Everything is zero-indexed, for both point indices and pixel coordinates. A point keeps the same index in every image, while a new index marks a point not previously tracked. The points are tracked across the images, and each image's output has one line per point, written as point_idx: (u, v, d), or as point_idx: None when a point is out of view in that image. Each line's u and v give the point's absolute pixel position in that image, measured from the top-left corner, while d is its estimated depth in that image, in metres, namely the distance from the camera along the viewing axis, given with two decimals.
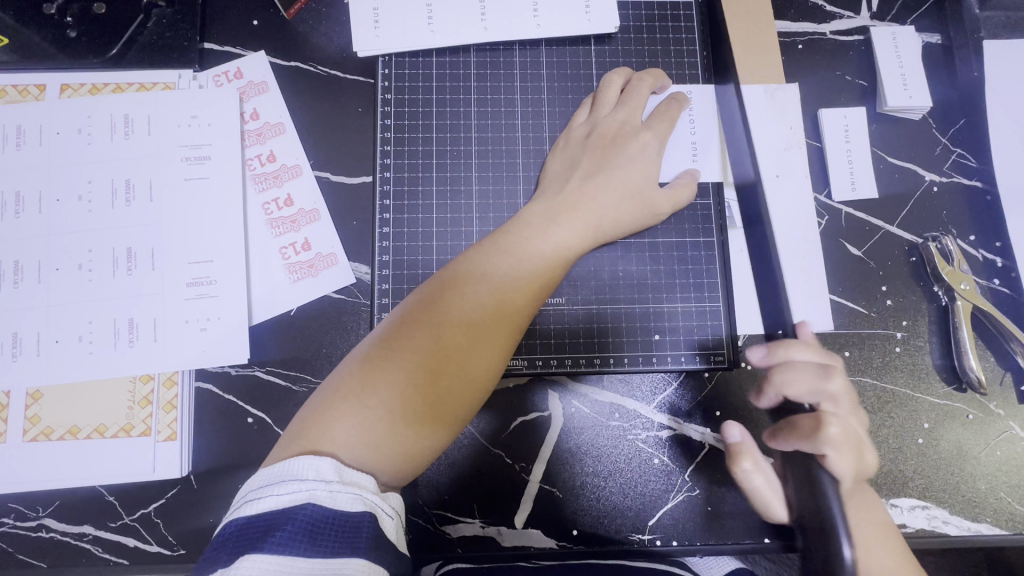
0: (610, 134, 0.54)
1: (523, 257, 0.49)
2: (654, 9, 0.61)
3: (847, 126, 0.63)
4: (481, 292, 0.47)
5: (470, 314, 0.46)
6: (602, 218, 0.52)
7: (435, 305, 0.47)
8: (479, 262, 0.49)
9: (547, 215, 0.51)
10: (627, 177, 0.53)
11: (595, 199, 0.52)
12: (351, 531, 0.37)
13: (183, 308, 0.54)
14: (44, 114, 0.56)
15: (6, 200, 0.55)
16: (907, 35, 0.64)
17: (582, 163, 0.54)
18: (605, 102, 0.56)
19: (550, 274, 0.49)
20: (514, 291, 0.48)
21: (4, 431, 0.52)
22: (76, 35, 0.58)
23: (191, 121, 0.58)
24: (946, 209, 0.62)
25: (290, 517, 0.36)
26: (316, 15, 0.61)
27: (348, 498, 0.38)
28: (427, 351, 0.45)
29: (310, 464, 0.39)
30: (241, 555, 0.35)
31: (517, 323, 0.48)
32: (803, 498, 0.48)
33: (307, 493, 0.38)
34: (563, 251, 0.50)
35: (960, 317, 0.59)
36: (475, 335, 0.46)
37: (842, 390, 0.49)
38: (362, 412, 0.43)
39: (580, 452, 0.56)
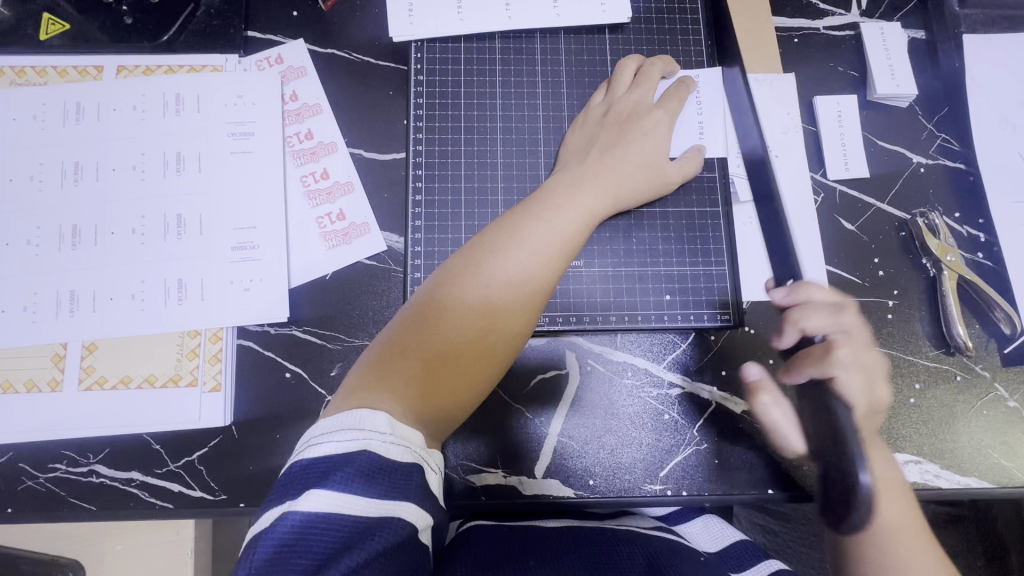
0: (625, 113, 0.59)
1: (552, 227, 0.53)
2: (663, 3, 0.66)
3: (840, 111, 0.68)
4: (513, 260, 0.51)
5: (509, 274, 0.50)
6: (620, 189, 0.57)
7: (471, 272, 0.50)
8: (511, 232, 0.52)
9: (570, 187, 0.55)
10: (641, 150, 0.58)
11: (613, 171, 0.56)
12: (402, 478, 0.41)
13: (228, 270, 0.58)
14: (103, 92, 0.61)
15: (66, 169, 0.59)
16: (894, 30, 0.70)
17: (599, 139, 0.59)
18: (620, 84, 0.61)
19: (575, 240, 0.54)
20: (544, 259, 0.52)
21: (61, 381, 0.55)
22: (132, 21, 0.64)
23: (237, 100, 0.62)
24: (933, 189, 0.67)
25: (348, 461, 0.40)
26: (352, 6, 0.66)
27: (400, 450, 0.42)
28: (465, 314, 0.49)
29: (364, 416, 0.42)
30: (306, 490, 0.39)
31: (546, 287, 0.52)
32: (825, 441, 0.56)
33: (364, 442, 0.41)
34: (589, 217, 0.55)
35: (947, 286, 0.63)
36: (509, 300, 0.50)
37: (855, 324, 0.59)
38: (409, 369, 0.46)
39: (596, 408, 0.60)
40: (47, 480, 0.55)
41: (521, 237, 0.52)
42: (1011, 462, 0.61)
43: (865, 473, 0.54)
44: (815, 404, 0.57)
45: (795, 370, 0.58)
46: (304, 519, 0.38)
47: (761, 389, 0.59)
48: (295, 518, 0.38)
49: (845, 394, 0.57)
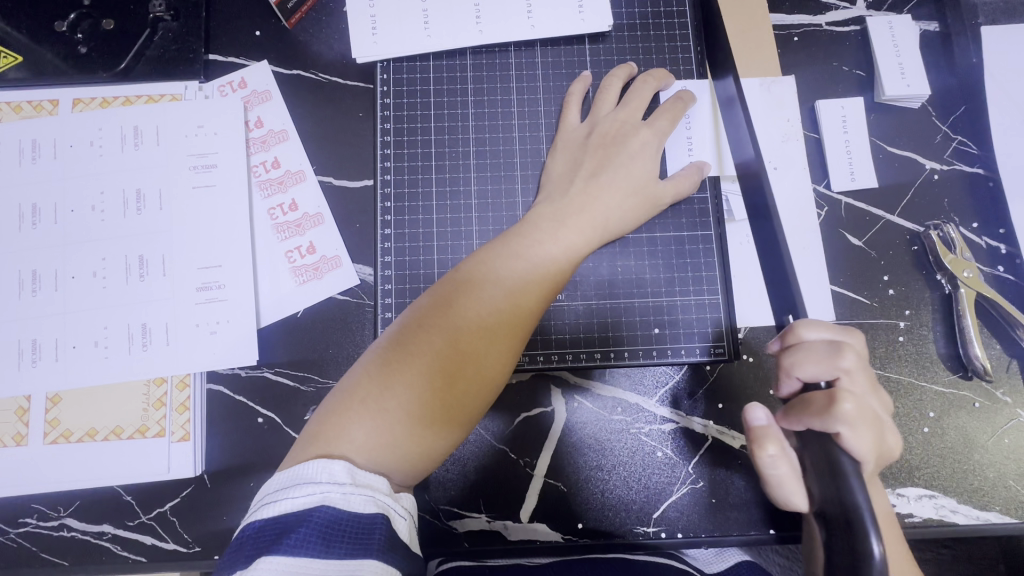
0: (610, 133, 0.55)
1: (533, 259, 0.50)
2: (647, 6, 0.61)
3: (844, 116, 0.63)
4: (493, 294, 0.48)
5: (483, 315, 0.47)
6: (607, 221, 0.52)
7: (447, 307, 0.47)
8: (491, 265, 0.49)
9: (556, 217, 0.52)
10: (628, 174, 0.54)
11: (599, 201, 0.53)
12: (365, 532, 0.37)
13: (194, 313, 0.56)
14: (59, 129, 0.58)
15: (22, 212, 0.57)
16: (904, 24, 0.64)
17: (584, 162, 0.55)
18: (604, 102, 0.57)
19: (559, 275, 0.50)
20: (524, 293, 0.48)
21: (26, 434, 0.53)
22: (87, 50, 0.61)
23: (198, 130, 0.59)
24: (948, 198, 0.62)
25: (304, 519, 0.37)
26: (316, 23, 0.63)
27: (362, 500, 0.38)
28: (442, 352, 0.46)
29: (322, 467, 0.39)
30: (257, 556, 0.35)
31: (527, 323, 0.49)
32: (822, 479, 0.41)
33: (321, 496, 0.38)
34: (572, 252, 0.51)
35: (965, 304, 0.58)
36: (488, 337, 0.47)
37: (860, 376, 0.43)
38: (376, 414, 0.43)
39: (586, 446, 0.56)
40: (19, 536, 0.53)
41: (496, 273, 0.49)
42: None
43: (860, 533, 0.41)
44: (817, 458, 0.43)
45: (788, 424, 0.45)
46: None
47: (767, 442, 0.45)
48: None
49: (853, 450, 0.41)
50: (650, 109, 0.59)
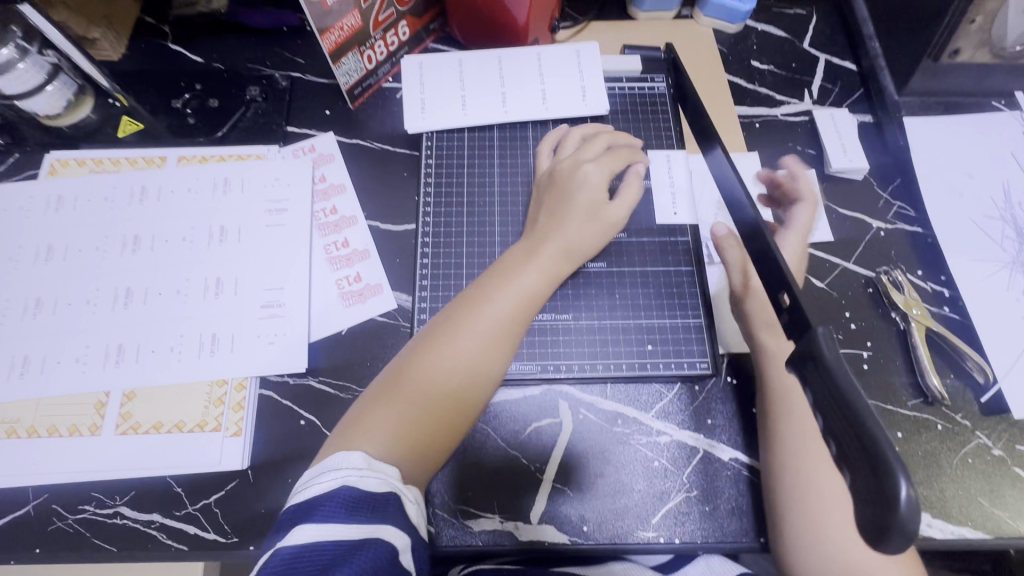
0: (568, 169, 0.68)
1: (516, 287, 0.60)
2: (636, 97, 0.78)
3: (801, 184, 0.76)
4: (480, 312, 0.58)
5: (472, 329, 0.57)
6: (573, 244, 0.63)
7: (444, 332, 0.58)
8: (483, 294, 0.59)
9: (530, 247, 0.63)
10: (585, 202, 0.65)
11: (565, 226, 0.64)
12: (379, 503, 0.46)
13: (256, 326, 0.66)
14: (164, 178, 0.73)
15: (126, 241, 0.69)
16: (843, 115, 0.80)
17: (544, 202, 0.67)
18: (566, 148, 0.71)
19: (538, 294, 0.61)
20: (512, 317, 0.59)
21: (100, 426, 0.61)
22: (194, 122, 0.77)
23: (275, 182, 0.73)
24: (894, 250, 0.74)
25: (329, 496, 0.46)
26: (376, 105, 0.79)
27: (376, 481, 0.48)
28: (440, 362, 0.56)
29: (344, 457, 0.49)
30: (294, 527, 0.44)
31: (515, 339, 0.59)
32: (826, 412, 0.40)
33: (341, 479, 0.47)
34: (546, 272, 0.61)
35: (917, 337, 0.68)
36: (480, 354, 0.57)
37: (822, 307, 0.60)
38: (394, 417, 0.53)
39: (590, 455, 0.63)
40: (75, 522, 0.59)
41: (484, 296, 0.59)
42: (1003, 511, 0.61)
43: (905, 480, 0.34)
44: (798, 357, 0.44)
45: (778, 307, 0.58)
46: (291, 552, 0.42)
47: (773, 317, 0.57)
48: (285, 551, 0.42)
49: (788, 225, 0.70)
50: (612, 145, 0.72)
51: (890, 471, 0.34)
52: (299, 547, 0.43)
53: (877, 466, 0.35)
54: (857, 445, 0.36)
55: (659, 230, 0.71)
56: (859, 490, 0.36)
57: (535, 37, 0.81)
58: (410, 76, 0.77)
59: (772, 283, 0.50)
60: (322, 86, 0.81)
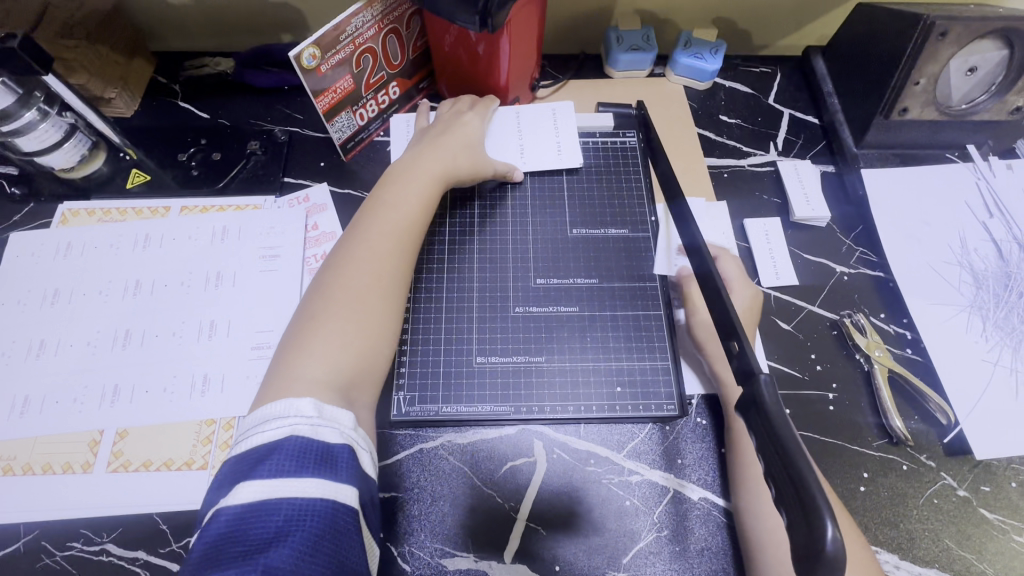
0: (444, 120, 0.79)
1: (385, 226, 0.67)
2: (610, 151, 0.84)
3: (767, 231, 0.81)
4: (375, 233, 0.66)
5: (374, 246, 0.65)
6: (460, 158, 0.75)
7: (337, 278, 0.62)
8: (353, 242, 0.65)
9: (405, 175, 0.72)
10: (462, 133, 0.78)
11: (450, 145, 0.75)
12: (331, 458, 0.48)
13: (246, 366, 0.69)
14: (167, 226, 0.78)
15: (128, 285, 0.74)
16: (806, 166, 0.85)
17: (420, 144, 0.76)
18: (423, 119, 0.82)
19: (419, 223, 0.69)
20: (392, 249, 0.65)
21: (92, 463, 0.64)
22: (198, 173, 0.83)
23: (270, 230, 0.78)
24: (858, 294, 0.77)
25: (278, 447, 0.48)
26: (367, 158, 0.85)
27: (326, 430, 0.50)
28: (355, 285, 0.61)
29: (288, 405, 0.51)
30: (241, 480, 0.46)
31: (409, 258, 0.66)
32: (769, 455, 0.42)
33: (290, 428, 0.49)
34: (433, 180, 0.72)
35: (880, 378, 0.70)
36: (376, 281, 0.62)
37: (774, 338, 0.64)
38: (319, 346, 0.57)
39: (562, 495, 0.65)
40: (62, 559, 0.61)
41: (375, 223, 0.67)
42: (970, 552, 0.62)
43: (830, 525, 0.36)
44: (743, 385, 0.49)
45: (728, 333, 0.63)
46: (237, 510, 0.44)
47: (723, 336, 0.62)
48: (232, 509, 0.44)
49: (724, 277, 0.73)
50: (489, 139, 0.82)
51: (818, 514, 0.37)
52: (248, 504, 0.44)
53: (808, 511, 0.37)
54: (792, 488, 0.39)
55: (631, 275, 0.75)
56: (794, 534, 0.38)
57: (516, 96, 0.88)
58: (399, 135, 0.84)
59: (722, 331, 0.53)
60: (318, 140, 0.87)
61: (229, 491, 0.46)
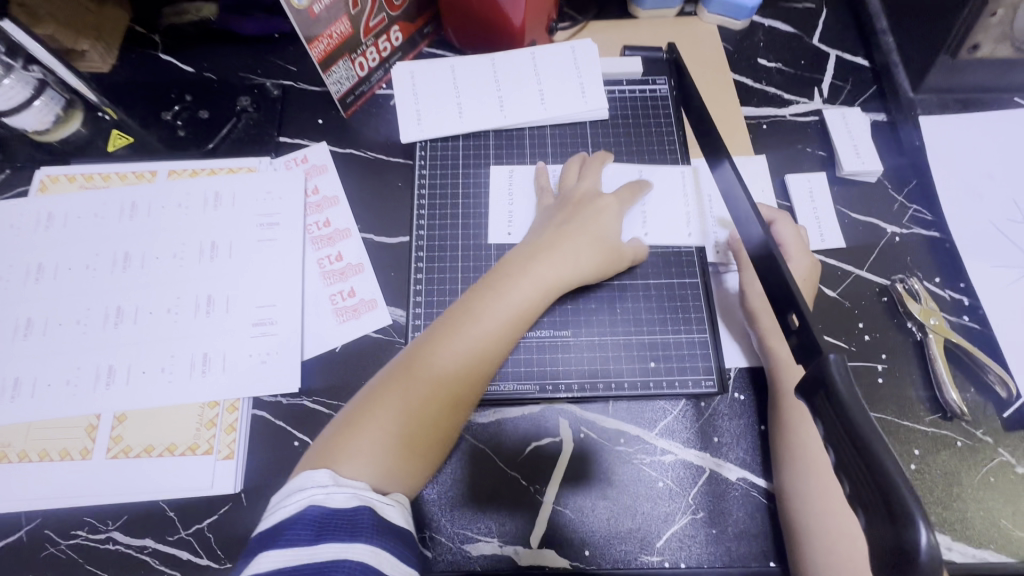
0: (575, 198, 0.67)
1: (494, 318, 0.57)
2: (638, 101, 0.76)
3: (811, 188, 0.73)
4: (467, 334, 0.56)
5: (460, 349, 0.56)
6: (571, 268, 0.62)
7: (433, 345, 0.56)
8: (470, 314, 0.58)
9: (527, 259, 0.61)
10: (592, 229, 0.64)
11: (562, 249, 0.62)
12: (348, 522, 0.44)
13: (248, 344, 0.64)
14: (154, 192, 0.71)
15: (117, 258, 0.68)
16: (855, 114, 0.77)
17: (556, 218, 0.65)
18: (568, 177, 0.69)
19: (523, 316, 0.59)
20: (496, 335, 0.57)
21: (91, 449, 0.60)
22: (185, 134, 0.76)
23: (266, 195, 0.72)
24: (910, 256, 0.70)
25: (295, 519, 0.44)
26: (370, 113, 0.77)
27: (343, 496, 0.46)
28: (428, 380, 0.54)
29: (311, 475, 0.47)
30: (260, 553, 0.43)
31: (487, 373, 0.57)
32: (843, 446, 0.37)
33: (308, 498, 0.45)
34: (534, 298, 0.59)
35: (935, 349, 0.65)
36: (465, 372, 0.55)
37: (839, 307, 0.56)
38: (370, 438, 0.51)
39: (591, 477, 0.61)
40: (68, 547, 0.58)
41: (473, 315, 0.57)
42: None
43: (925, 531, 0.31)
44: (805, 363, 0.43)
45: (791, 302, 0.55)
46: None
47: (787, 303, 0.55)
48: None
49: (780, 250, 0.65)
50: (609, 181, 0.71)
51: (908, 518, 0.32)
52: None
53: (896, 513, 0.32)
54: (871, 485, 0.34)
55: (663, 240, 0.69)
56: (876, 537, 0.33)
57: (532, 39, 0.78)
58: (525, 180, 0.72)
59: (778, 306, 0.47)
60: (315, 94, 0.79)
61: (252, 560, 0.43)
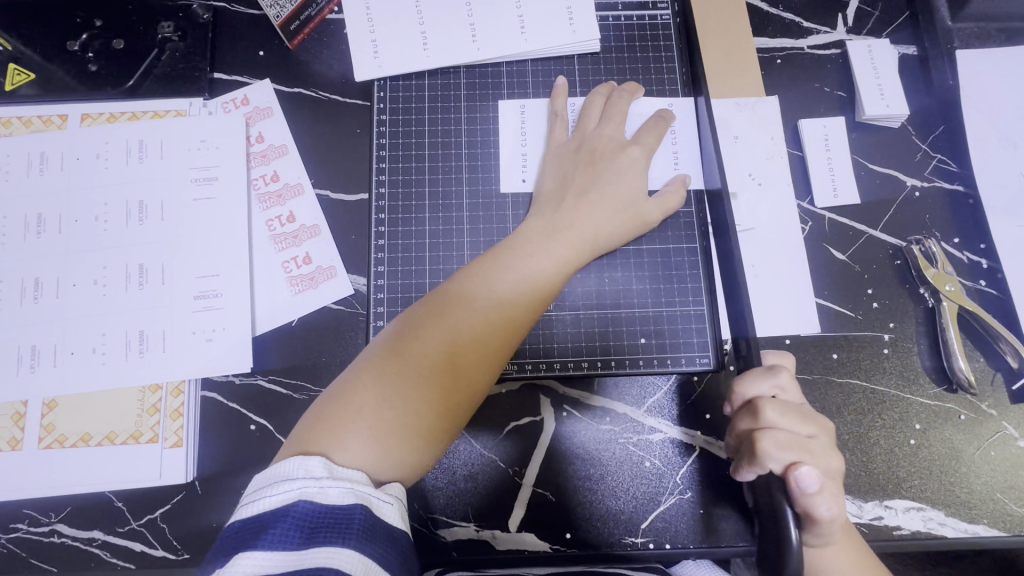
0: (599, 148, 0.58)
1: (509, 288, 0.51)
2: (635, 30, 0.65)
3: (826, 135, 0.65)
4: (482, 304, 0.50)
5: (472, 323, 0.49)
6: (596, 235, 0.55)
7: (443, 312, 0.49)
8: (480, 284, 0.51)
9: (546, 231, 0.54)
10: (616, 190, 0.56)
11: (588, 217, 0.55)
12: (343, 522, 0.38)
13: (190, 320, 0.57)
14: (66, 142, 0.61)
15: (28, 221, 0.59)
16: (882, 47, 0.66)
17: (574, 178, 0.57)
18: (589, 118, 0.60)
19: (544, 291, 0.52)
20: (516, 306, 0.50)
21: (21, 439, 0.54)
22: (97, 69, 0.63)
23: (200, 145, 0.61)
24: (929, 214, 0.63)
25: (283, 515, 0.38)
26: (318, 44, 0.65)
27: (338, 492, 0.40)
28: (434, 357, 0.47)
29: (300, 464, 0.41)
30: (237, 553, 0.37)
31: (502, 352, 0.50)
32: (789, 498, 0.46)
33: (299, 492, 0.39)
34: (560, 267, 0.53)
35: (947, 318, 0.59)
36: (477, 344, 0.49)
37: (839, 470, 0.49)
38: (365, 420, 0.44)
39: (575, 458, 0.57)
40: (9, 542, 0.54)
41: (487, 284, 0.51)
42: None
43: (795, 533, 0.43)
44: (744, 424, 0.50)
45: (760, 447, 0.48)
46: None
47: (759, 435, 0.48)
48: None
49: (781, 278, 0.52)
50: (631, 125, 0.61)
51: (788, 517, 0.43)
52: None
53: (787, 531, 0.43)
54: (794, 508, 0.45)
55: None
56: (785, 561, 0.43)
57: None
58: (540, 117, 0.62)
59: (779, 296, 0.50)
60: (251, 18, 0.66)
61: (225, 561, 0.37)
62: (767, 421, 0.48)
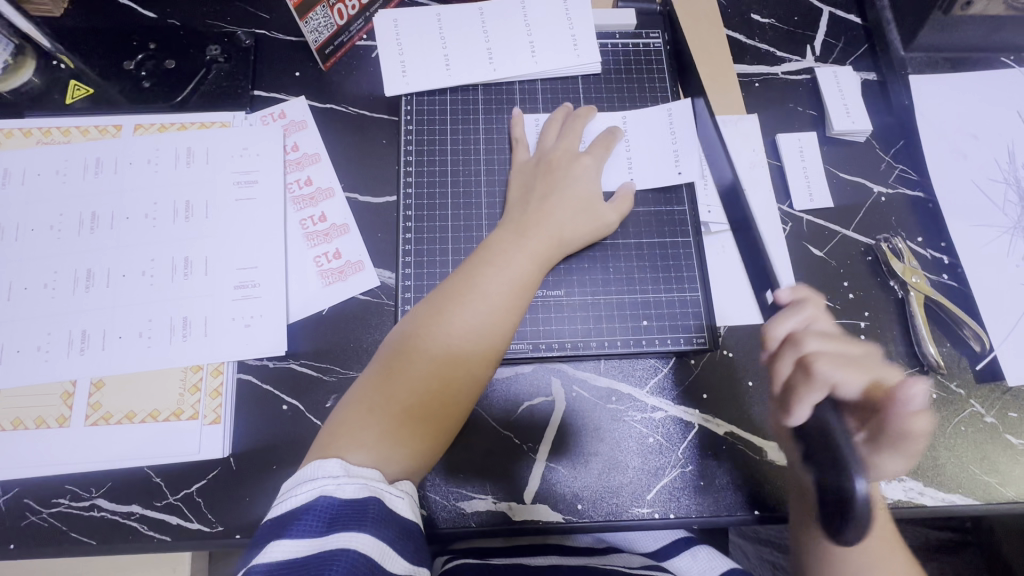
0: (554, 163, 0.65)
1: (497, 286, 0.56)
2: (631, 54, 0.74)
3: (801, 147, 0.73)
4: (473, 304, 0.55)
5: (465, 320, 0.54)
6: (563, 233, 0.61)
7: (438, 317, 0.55)
8: (470, 286, 0.56)
9: (519, 232, 0.60)
10: (572, 195, 0.63)
11: (551, 216, 0.61)
12: (359, 513, 0.43)
13: (230, 308, 0.62)
14: (120, 148, 0.67)
15: (83, 218, 0.64)
16: (846, 73, 0.76)
17: (535, 187, 0.64)
18: (546, 136, 0.67)
19: (526, 285, 0.58)
20: (502, 303, 0.56)
21: (69, 417, 0.58)
22: (149, 85, 0.70)
23: (242, 152, 0.68)
24: (895, 216, 0.71)
25: (307, 509, 0.42)
26: (350, 66, 0.73)
27: (354, 488, 0.44)
28: (434, 357, 0.53)
29: (318, 466, 0.45)
30: (270, 543, 0.41)
31: (495, 343, 0.55)
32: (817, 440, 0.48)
33: (319, 490, 0.43)
34: (536, 262, 0.59)
35: (915, 306, 0.66)
36: (469, 339, 0.54)
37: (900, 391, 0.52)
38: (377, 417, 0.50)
39: (584, 436, 0.61)
40: (51, 516, 0.57)
41: (475, 286, 0.56)
42: (994, 478, 0.62)
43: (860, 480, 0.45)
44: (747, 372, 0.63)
45: (814, 366, 0.51)
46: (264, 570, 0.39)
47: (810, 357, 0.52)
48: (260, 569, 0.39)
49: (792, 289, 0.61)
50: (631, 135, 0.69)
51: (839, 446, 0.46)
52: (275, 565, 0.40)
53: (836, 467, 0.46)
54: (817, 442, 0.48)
55: (656, 200, 0.68)
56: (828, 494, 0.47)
57: None
58: None
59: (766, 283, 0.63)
60: (290, 43, 0.74)
61: (259, 551, 0.42)
62: (811, 349, 0.53)
